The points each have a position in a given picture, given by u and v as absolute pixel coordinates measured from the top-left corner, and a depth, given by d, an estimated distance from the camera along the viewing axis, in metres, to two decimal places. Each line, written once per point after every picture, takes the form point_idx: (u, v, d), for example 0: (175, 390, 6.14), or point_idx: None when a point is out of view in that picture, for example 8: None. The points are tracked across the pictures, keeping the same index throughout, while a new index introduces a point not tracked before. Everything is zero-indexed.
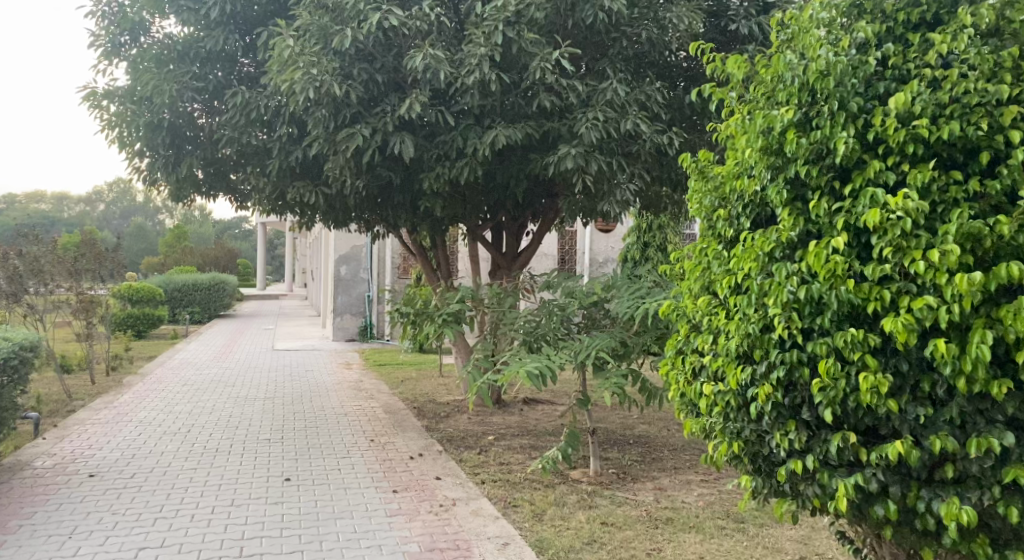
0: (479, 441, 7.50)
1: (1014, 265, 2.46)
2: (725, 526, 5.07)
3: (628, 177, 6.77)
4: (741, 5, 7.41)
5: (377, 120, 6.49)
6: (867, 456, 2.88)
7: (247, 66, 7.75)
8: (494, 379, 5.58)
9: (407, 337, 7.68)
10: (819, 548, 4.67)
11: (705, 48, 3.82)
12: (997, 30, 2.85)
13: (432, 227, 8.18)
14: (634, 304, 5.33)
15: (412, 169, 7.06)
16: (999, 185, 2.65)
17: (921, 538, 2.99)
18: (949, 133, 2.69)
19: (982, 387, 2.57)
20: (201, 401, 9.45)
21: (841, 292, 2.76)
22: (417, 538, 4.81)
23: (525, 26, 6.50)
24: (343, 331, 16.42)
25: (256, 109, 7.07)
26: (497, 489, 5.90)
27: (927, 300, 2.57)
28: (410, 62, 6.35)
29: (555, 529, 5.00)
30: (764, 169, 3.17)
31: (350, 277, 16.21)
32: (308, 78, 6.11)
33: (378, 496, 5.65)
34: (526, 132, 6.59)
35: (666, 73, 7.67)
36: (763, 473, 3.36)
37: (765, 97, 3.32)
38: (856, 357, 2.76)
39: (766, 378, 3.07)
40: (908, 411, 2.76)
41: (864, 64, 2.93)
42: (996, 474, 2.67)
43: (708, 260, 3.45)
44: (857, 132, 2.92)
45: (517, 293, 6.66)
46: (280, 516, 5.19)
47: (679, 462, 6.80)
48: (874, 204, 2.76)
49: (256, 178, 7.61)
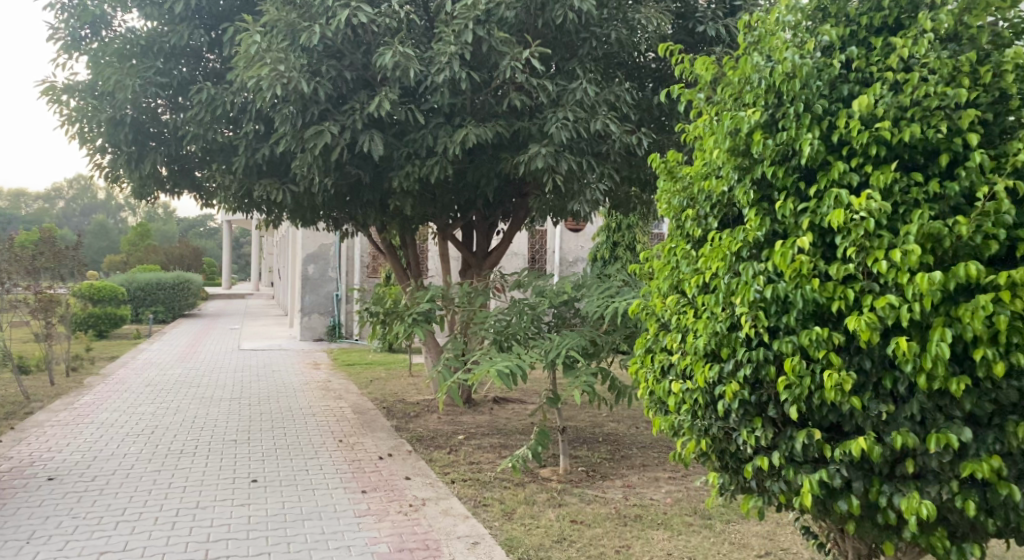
0: (449, 441, 7.47)
1: (973, 264, 2.51)
2: (692, 523, 5.12)
3: (598, 176, 6.81)
4: (708, 8, 7.50)
5: (346, 118, 6.46)
6: (831, 452, 2.92)
7: (213, 61, 7.68)
8: (465, 378, 5.55)
9: (377, 336, 7.63)
10: (784, 544, 4.74)
11: (673, 50, 3.82)
12: (956, 36, 2.93)
13: (401, 225, 8.15)
14: (604, 304, 5.37)
15: (381, 167, 7.01)
16: (958, 186, 2.71)
17: (883, 532, 3.04)
18: (910, 135, 2.75)
19: (942, 384, 2.62)
20: (165, 401, 9.31)
21: (806, 292, 2.80)
22: (386, 538, 4.79)
23: (495, 24, 6.50)
24: (310, 331, 16.26)
25: (222, 106, 6.98)
26: (467, 488, 5.89)
27: (889, 299, 2.62)
28: (379, 60, 6.27)
29: (525, 527, 5.01)
30: (732, 169, 3.21)
31: (318, 276, 16.07)
32: (276, 75, 6.06)
33: (347, 497, 5.62)
34: (496, 130, 6.60)
35: (635, 74, 7.75)
36: (730, 470, 3.40)
37: (732, 98, 3.33)
38: (821, 355, 2.81)
39: (733, 376, 3.10)
40: (871, 408, 2.82)
41: (828, 67, 3.00)
42: (954, 468, 2.73)
43: (676, 260, 3.47)
44: (822, 133, 2.97)
45: (487, 292, 6.64)
46: (246, 518, 5.13)
47: (647, 460, 6.86)
48: (838, 204, 2.81)
49: (221, 175, 7.50)
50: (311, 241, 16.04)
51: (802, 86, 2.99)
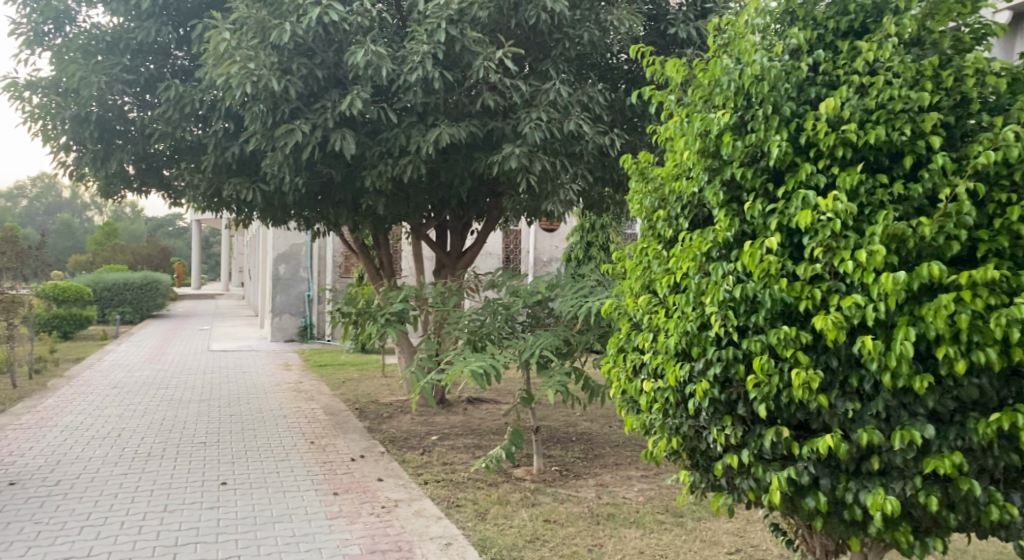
0: (422, 441, 7.46)
1: (936, 265, 2.56)
2: (664, 521, 5.17)
3: (572, 177, 6.83)
4: (680, 10, 7.55)
5: (318, 117, 6.42)
6: (799, 450, 2.96)
7: (181, 59, 7.58)
8: (438, 378, 5.53)
9: (349, 337, 7.59)
10: (753, 541, 4.81)
11: (645, 51, 3.84)
12: (919, 40, 3.00)
13: (374, 225, 8.11)
14: (578, 303, 5.39)
15: (354, 166, 6.97)
16: (921, 188, 2.75)
17: (849, 528, 3.09)
18: (875, 138, 2.79)
19: (906, 382, 2.67)
20: (133, 404, 9.17)
21: (774, 291, 2.84)
22: (358, 540, 4.76)
23: (468, 24, 6.49)
24: (281, 331, 16.14)
25: (191, 104, 6.90)
26: (440, 489, 5.89)
27: (855, 298, 2.67)
28: (351, 58, 6.23)
29: (498, 527, 5.02)
30: (702, 170, 3.24)
31: (289, 276, 15.93)
32: (245, 73, 6.02)
33: (318, 499, 5.57)
34: (469, 130, 6.60)
35: (607, 75, 7.81)
36: (701, 469, 3.43)
37: (703, 100, 3.35)
38: (788, 354, 2.85)
39: (703, 375, 3.12)
40: (838, 405, 2.86)
41: (796, 70, 3.04)
42: (917, 465, 2.78)
43: (648, 260, 3.50)
44: (789, 135, 3.01)
45: (461, 292, 6.64)
46: (216, 521, 5.08)
47: (620, 458, 6.91)
48: (806, 205, 2.84)
49: (189, 174, 7.41)
50: (283, 240, 15.88)
51: (770, 89, 3.03)
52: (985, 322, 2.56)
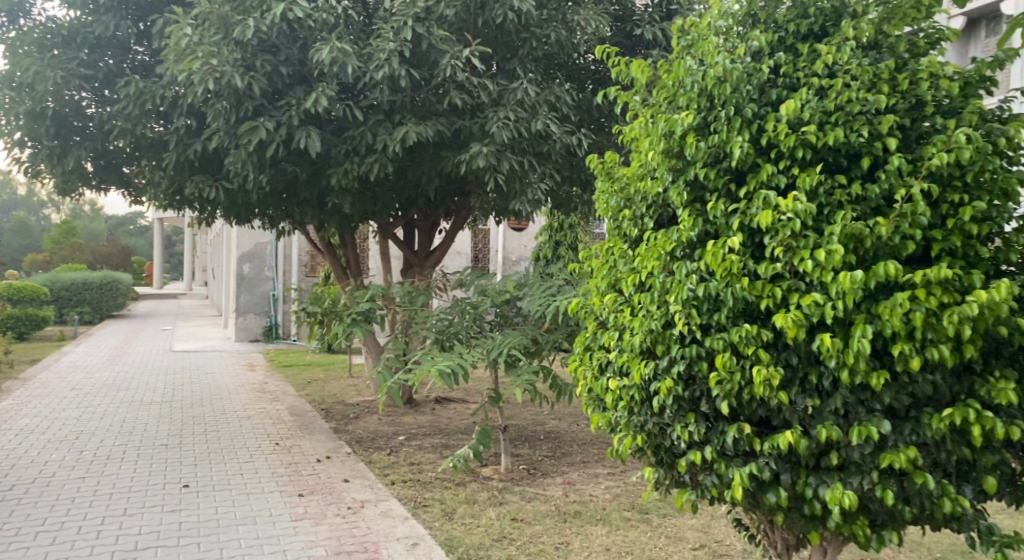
0: (390, 441, 7.44)
1: (892, 264, 2.61)
2: (630, 518, 5.21)
3: (540, 176, 6.85)
4: (646, 11, 7.64)
5: (282, 114, 6.35)
6: (760, 446, 3.00)
7: (141, 54, 7.45)
8: (406, 378, 5.50)
9: (315, 337, 7.51)
10: (717, 536, 4.87)
11: (610, 51, 3.85)
12: (876, 44, 3.07)
13: (340, 223, 8.03)
14: (546, 302, 5.41)
15: (319, 164, 6.90)
16: (878, 189, 2.82)
17: (809, 523, 3.14)
18: (834, 139, 2.85)
19: (864, 378, 2.72)
20: (91, 406, 8.98)
21: (736, 290, 2.88)
22: (324, 542, 4.73)
23: (435, 22, 6.51)
24: (245, 331, 15.96)
25: (152, 100, 6.79)
26: (407, 489, 5.87)
27: (814, 296, 2.72)
28: (316, 55, 6.17)
29: (465, 527, 5.02)
30: (666, 170, 3.27)
31: (253, 276, 15.74)
32: (207, 69, 5.95)
33: (283, 501, 5.52)
34: (437, 129, 6.58)
35: (575, 75, 7.85)
36: (665, 465, 3.46)
37: (667, 101, 3.39)
38: (750, 351, 2.89)
39: (667, 373, 3.15)
40: (798, 402, 2.91)
41: (758, 72, 3.09)
42: (874, 460, 2.84)
43: (614, 259, 3.53)
44: (751, 136, 3.05)
45: (429, 292, 6.62)
46: (177, 524, 5.01)
47: (587, 456, 6.95)
48: (767, 205, 2.89)
49: (150, 171, 7.29)
50: (247, 238, 15.67)
51: (732, 91, 3.07)
52: (938, 320, 2.62)
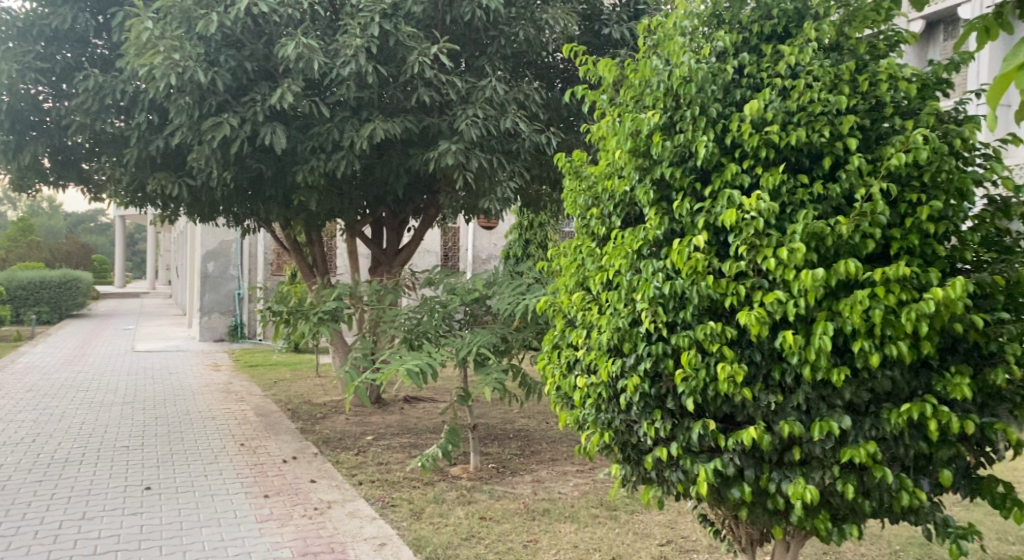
0: (358, 442, 7.38)
1: (852, 262, 2.66)
2: (598, 515, 5.24)
3: (508, 175, 6.85)
4: (613, 10, 7.71)
5: (246, 110, 6.26)
6: (724, 442, 3.03)
7: (100, 47, 7.27)
8: (373, 377, 5.45)
9: (281, 336, 7.42)
10: (684, 532, 4.92)
11: (577, 50, 3.86)
12: (837, 46, 3.13)
13: (307, 221, 7.95)
14: (515, 300, 5.42)
15: (285, 161, 6.81)
16: (839, 188, 2.86)
17: (772, 517, 3.18)
18: (796, 139, 2.89)
19: (825, 374, 2.76)
20: (50, 408, 8.79)
21: (701, 288, 2.90)
22: (289, 543, 4.68)
23: (402, 18, 6.48)
24: (210, 331, 15.75)
25: (112, 95, 6.67)
26: (375, 489, 5.84)
27: (777, 294, 2.75)
28: (281, 51, 6.11)
29: (434, 526, 5.01)
30: (633, 169, 3.29)
31: (218, 274, 15.54)
32: (169, 64, 5.87)
33: (248, 502, 5.45)
34: (405, 126, 6.53)
35: (544, 73, 7.88)
36: (632, 462, 3.48)
37: (634, 101, 3.41)
38: (714, 349, 2.92)
39: (634, 370, 3.17)
40: (761, 398, 2.95)
41: (722, 72, 3.12)
42: (835, 454, 2.88)
43: (582, 258, 3.54)
44: (716, 136, 3.08)
45: (397, 290, 6.59)
46: (138, 527, 4.92)
47: (556, 454, 6.98)
48: (731, 205, 2.92)
49: (110, 168, 7.16)
50: (211, 237, 15.47)
51: (697, 91, 3.10)
52: (896, 316, 2.66)
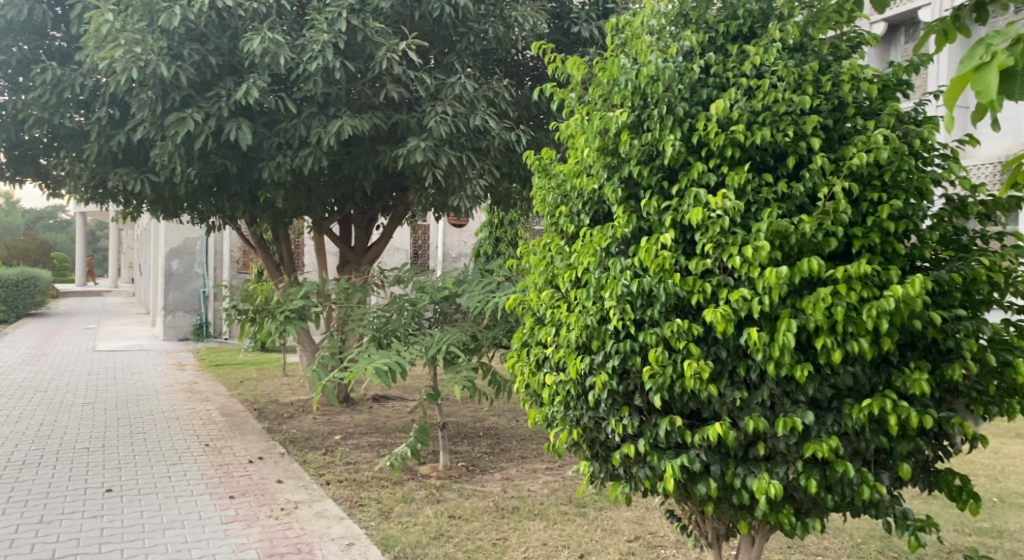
0: (325, 441, 7.31)
1: (814, 260, 2.69)
2: (567, 512, 5.26)
3: (478, 172, 6.83)
4: (582, 9, 7.73)
5: (211, 105, 6.16)
6: (691, 438, 3.06)
7: (58, 40, 7.12)
8: (341, 376, 5.40)
9: (247, 334, 7.32)
10: (652, 527, 4.96)
11: (546, 48, 3.85)
12: (801, 46, 3.17)
13: (273, 218, 7.85)
14: (484, 299, 5.42)
15: (250, 157, 6.72)
16: (802, 187, 2.90)
17: (737, 512, 3.22)
18: (761, 138, 2.92)
19: (788, 370, 2.80)
20: (7, 409, 8.58)
21: (668, 285, 2.93)
22: (256, 544, 4.63)
23: (370, 14, 6.43)
24: (174, 329, 15.51)
25: (71, 88, 6.52)
26: (342, 489, 5.79)
27: (742, 292, 2.78)
28: (246, 45, 6.03)
29: (402, 525, 4.98)
30: (601, 168, 3.30)
31: (182, 272, 15.32)
32: (131, 57, 5.76)
33: (213, 504, 5.38)
34: (373, 123, 6.47)
35: (514, 71, 7.89)
36: (600, 458, 3.49)
37: (602, 99, 3.42)
38: (681, 345, 2.94)
39: (602, 368, 3.18)
40: (727, 395, 2.98)
41: (689, 71, 3.14)
42: (799, 449, 2.93)
43: (551, 255, 3.55)
44: (683, 135, 3.10)
45: (366, 288, 6.54)
46: (99, 530, 4.83)
47: (526, 451, 7.00)
48: (697, 203, 2.94)
49: (69, 164, 7.03)
50: (175, 234, 15.21)
51: (665, 89, 3.12)
52: (858, 313, 2.71)
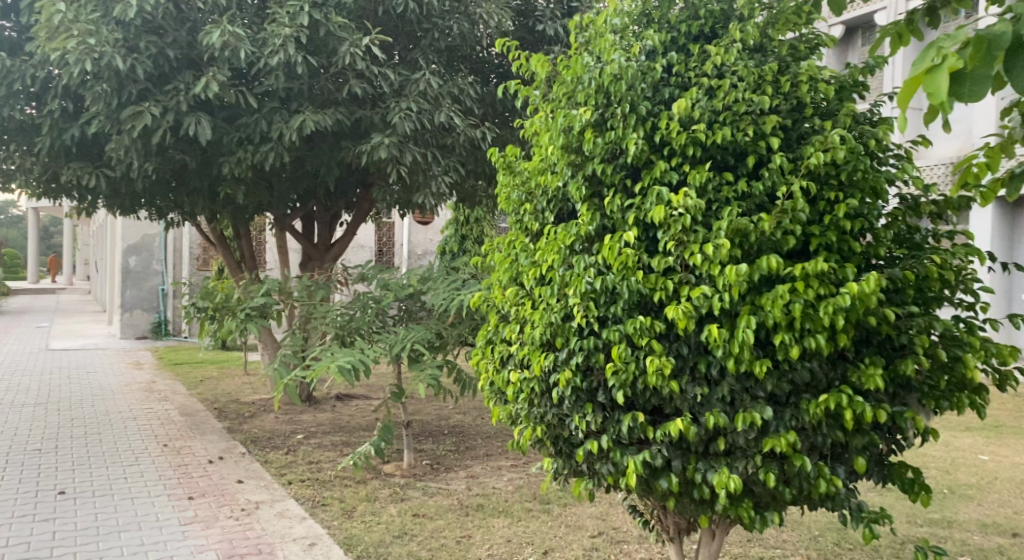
0: (287, 441, 7.22)
1: (773, 257, 2.74)
2: (532, 509, 5.27)
3: (443, 169, 6.80)
4: (547, 7, 7.76)
5: (168, 99, 6.04)
6: (653, 434, 3.09)
7: (8, 30, 6.93)
8: (303, 374, 5.35)
9: (207, 333, 7.21)
10: (615, 523, 5.00)
11: (511, 46, 3.85)
12: (761, 47, 3.23)
13: (234, 214, 7.74)
14: (449, 296, 5.41)
15: (210, 152, 6.60)
16: (761, 186, 2.95)
17: (698, 507, 3.26)
18: (722, 137, 2.96)
19: (748, 366, 2.84)
20: None
21: (631, 283, 2.95)
22: (214, 545, 4.56)
23: (333, 9, 6.37)
24: (132, 327, 15.23)
25: (21, 80, 6.35)
26: (305, 489, 5.73)
27: (703, 289, 2.82)
28: (205, 38, 5.91)
29: (365, 525, 4.94)
30: (565, 165, 3.32)
31: (140, 269, 15.01)
32: (85, 49, 5.67)
33: (171, 505, 5.29)
34: (336, 118, 6.40)
35: (479, 68, 7.88)
36: (564, 455, 3.51)
37: (566, 97, 3.42)
38: (643, 342, 2.96)
39: (566, 364, 3.20)
40: (688, 391, 3.01)
41: (651, 71, 3.16)
42: (757, 444, 2.98)
43: (515, 252, 3.55)
44: (645, 133, 3.13)
45: (329, 286, 6.47)
46: (50, 533, 4.72)
47: (490, 449, 7.00)
48: (660, 201, 2.97)
49: (21, 158, 6.85)
50: (132, 230, 14.87)
51: (628, 88, 3.13)
52: (815, 311, 2.76)
